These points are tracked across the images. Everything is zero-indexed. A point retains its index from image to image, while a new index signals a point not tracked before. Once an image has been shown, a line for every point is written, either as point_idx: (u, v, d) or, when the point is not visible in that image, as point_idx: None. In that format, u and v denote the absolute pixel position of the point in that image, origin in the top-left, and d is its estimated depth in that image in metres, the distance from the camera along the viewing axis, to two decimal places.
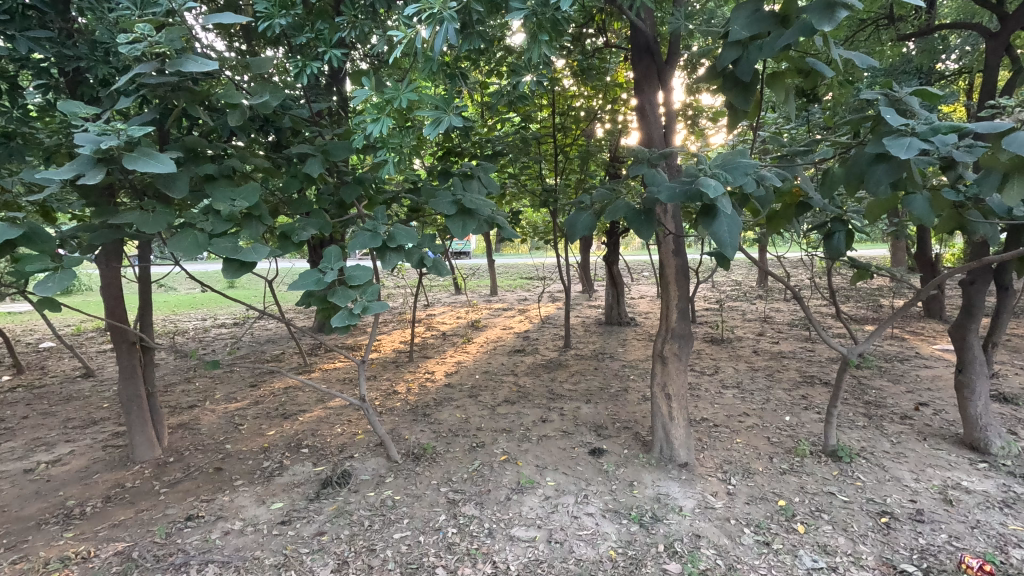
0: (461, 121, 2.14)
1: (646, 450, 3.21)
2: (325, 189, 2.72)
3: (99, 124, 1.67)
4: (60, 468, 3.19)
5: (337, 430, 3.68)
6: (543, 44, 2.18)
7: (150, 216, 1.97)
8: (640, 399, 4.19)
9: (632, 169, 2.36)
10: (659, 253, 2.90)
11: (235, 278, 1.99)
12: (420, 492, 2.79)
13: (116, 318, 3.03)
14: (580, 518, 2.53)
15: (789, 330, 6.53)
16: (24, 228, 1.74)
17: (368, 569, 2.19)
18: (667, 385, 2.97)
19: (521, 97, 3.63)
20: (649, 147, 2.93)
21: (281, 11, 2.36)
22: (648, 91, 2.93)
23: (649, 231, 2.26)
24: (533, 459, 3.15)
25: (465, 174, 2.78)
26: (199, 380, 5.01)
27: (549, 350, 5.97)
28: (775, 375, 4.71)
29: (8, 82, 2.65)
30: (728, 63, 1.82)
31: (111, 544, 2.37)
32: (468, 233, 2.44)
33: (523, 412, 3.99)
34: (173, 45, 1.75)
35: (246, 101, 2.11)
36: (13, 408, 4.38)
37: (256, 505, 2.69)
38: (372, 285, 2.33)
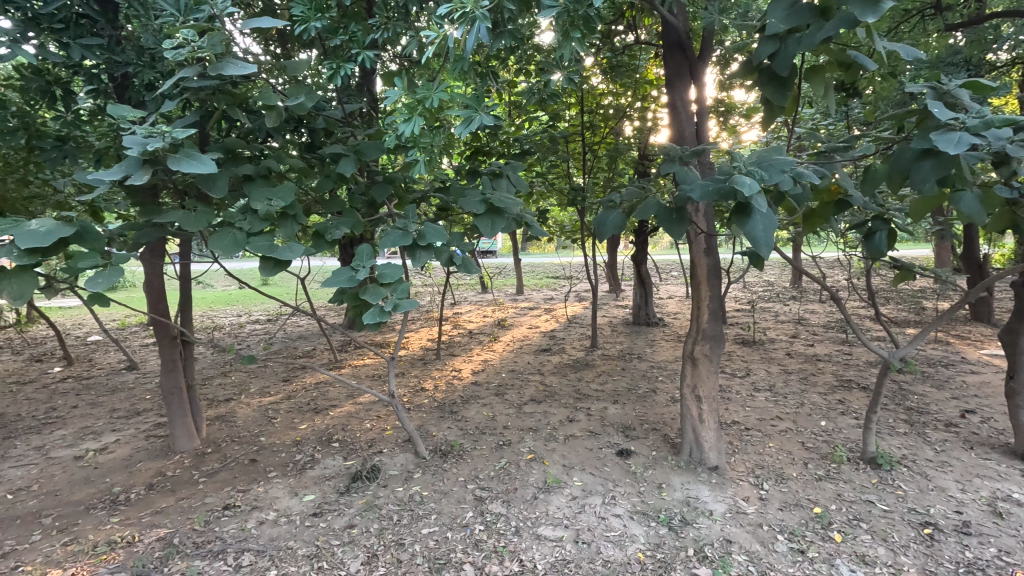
0: (491, 119, 2.15)
1: (674, 452, 3.16)
2: (356, 188, 2.78)
3: (145, 126, 1.74)
4: (107, 456, 3.34)
5: (366, 425, 3.75)
6: (574, 42, 2.17)
7: (192, 215, 2.04)
8: (669, 400, 4.13)
9: (663, 167, 2.33)
10: (690, 252, 2.85)
11: (272, 275, 2.06)
12: (448, 489, 2.82)
13: (159, 313, 3.16)
14: (608, 519, 2.51)
15: (824, 332, 6.32)
16: (76, 227, 1.78)
17: (397, 562, 2.22)
18: (698, 387, 2.92)
19: (551, 96, 3.62)
20: (681, 144, 2.88)
21: (317, 14, 2.43)
22: (680, 88, 2.88)
23: (681, 231, 2.23)
24: (560, 459, 3.14)
25: (494, 173, 2.79)
26: (235, 374, 5.18)
27: (576, 350, 5.93)
28: (810, 379, 4.57)
29: (62, 88, 2.78)
30: (765, 57, 1.76)
31: (153, 530, 2.47)
32: (496, 232, 2.44)
33: (549, 411, 3.99)
34: (216, 49, 1.81)
35: (282, 103, 2.17)
36: (64, 398, 4.62)
37: (289, 497, 2.76)
38: (402, 284, 2.36)
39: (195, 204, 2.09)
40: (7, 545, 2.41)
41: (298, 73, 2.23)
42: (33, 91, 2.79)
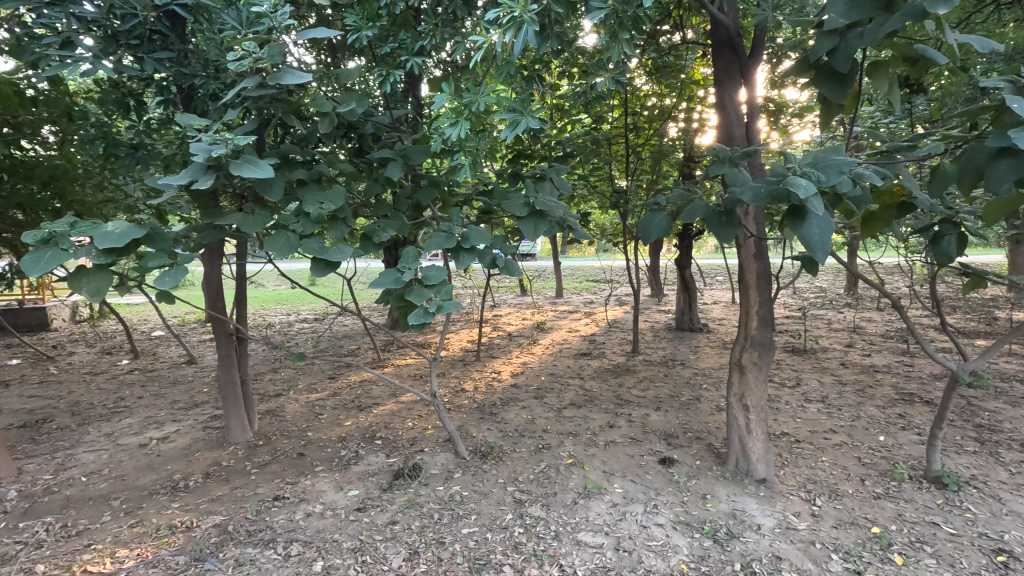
0: (537, 123, 2.17)
1: (720, 462, 3.07)
2: (402, 192, 2.85)
3: (210, 134, 1.84)
4: (168, 445, 3.55)
5: (408, 423, 3.83)
6: (622, 44, 2.16)
7: (250, 218, 2.15)
8: (714, 409, 4.00)
9: (711, 169, 2.27)
10: (739, 256, 2.75)
11: (323, 276, 2.14)
12: (488, 490, 2.83)
13: (216, 310, 3.34)
14: (650, 528, 2.46)
15: (883, 342, 5.98)
16: (147, 228, 1.90)
17: (438, 561, 2.25)
18: (746, 396, 2.82)
19: (595, 98, 3.60)
20: (729, 145, 2.80)
21: (369, 23, 2.51)
22: (729, 88, 2.80)
23: (730, 234, 2.17)
24: (600, 465, 3.10)
25: (537, 176, 2.80)
26: (284, 370, 5.40)
27: (616, 354, 5.85)
28: (867, 391, 4.33)
29: (135, 99, 2.99)
30: (823, 54, 1.69)
31: (210, 516, 2.60)
32: (539, 235, 2.45)
33: (589, 416, 3.95)
34: (275, 60, 1.91)
35: (335, 110, 2.26)
36: (130, 389, 4.93)
37: (335, 491, 2.85)
38: (446, 285, 2.39)
39: (253, 207, 2.19)
40: (81, 524, 2.60)
41: (350, 81, 2.31)
42: (110, 103, 3.00)
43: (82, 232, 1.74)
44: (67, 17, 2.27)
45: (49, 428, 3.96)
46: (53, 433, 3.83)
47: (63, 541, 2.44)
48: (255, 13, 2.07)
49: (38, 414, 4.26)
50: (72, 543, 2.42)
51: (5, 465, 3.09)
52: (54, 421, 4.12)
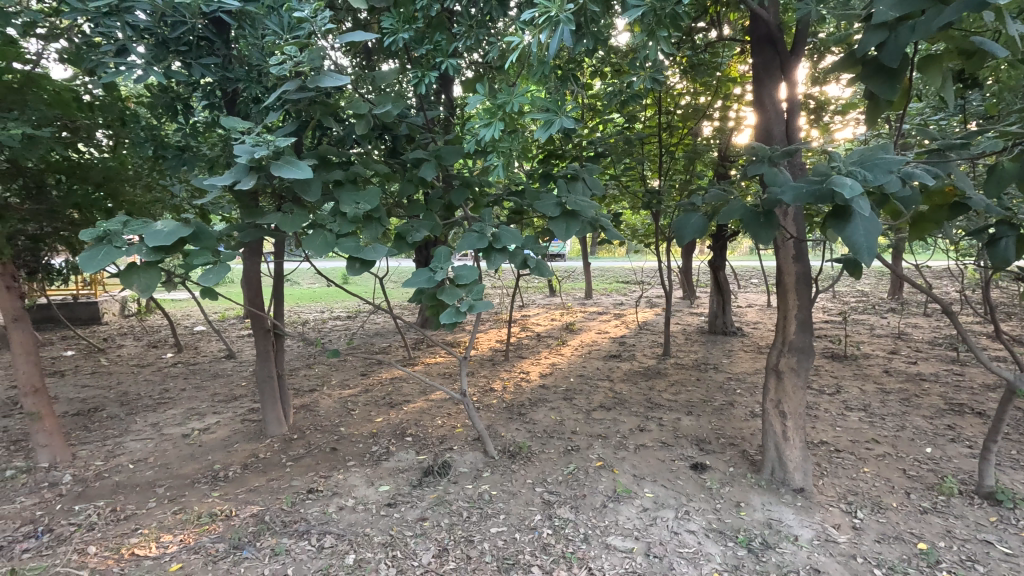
0: (572, 122, 2.16)
1: (755, 469, 2.99)
2: (435, 192, 2.88)
3: (253, 136, 1.90)
4: (209, 436, 3.68)
5: (438, 421, 3.87)
6: (660, 41, 2.14)
7: (289, 217, 2.21)
8: (748, 415, 3.90)
9: (749, 169, 2.21)
10: (777, 258, 2.67)
11: (358, 275, 2.18)
12: (516, 490, 2.83)
13: (255, 307, 3.45)
14: (681, 534, 2.42)
15: (930, 349, 5.71)
16: (193, 228, 1.97)
17: (467, 559, 2.26)
18: (784, 403, 2.73)
19: (630, 97, 3.56)
20: (768, 144, 2.72)
21: (405, 26, 2.55)
22: (769, 85, 2.72)
23: (769, 236, 2.11)
24: (630, 468, 3.06)
25: (569, 176, 2.78)
26: (318, 366, 5.53)
27: (647, 357, 5.76)
28: (913, 400, 4.14)
29: (183, 103, 3.11)
30: (871, 48, 1.62)
31: (248, 506, 2.69)
32: (571, 235, 2.43)
33: (619, 419, 3.91)
34: (315, 63, 1.96)
35: (371, 112, 2.30)
36: (174, 381, 5.15)
37: (366, 486, 2.90)
38: (477, 285, 2.40)
39: (292, 207, 2.26)
40: (128, 509, 2.72)
41: (386, 83, 2.35)
42: (159, 107, 3.14)
43: (133, 231, 1.82)
44: (122, 26, 2.38)
45: (100, 416, 4.17)
46: (104, 422, 4.03)
47: (113, 525, 2.56)
48: (296, 19, 2.13)
49: (90, 403, 4.49)
50: (120, 527, 2.53)
51: (61, 450, 3.26)
52: (104, 410, 4.33)
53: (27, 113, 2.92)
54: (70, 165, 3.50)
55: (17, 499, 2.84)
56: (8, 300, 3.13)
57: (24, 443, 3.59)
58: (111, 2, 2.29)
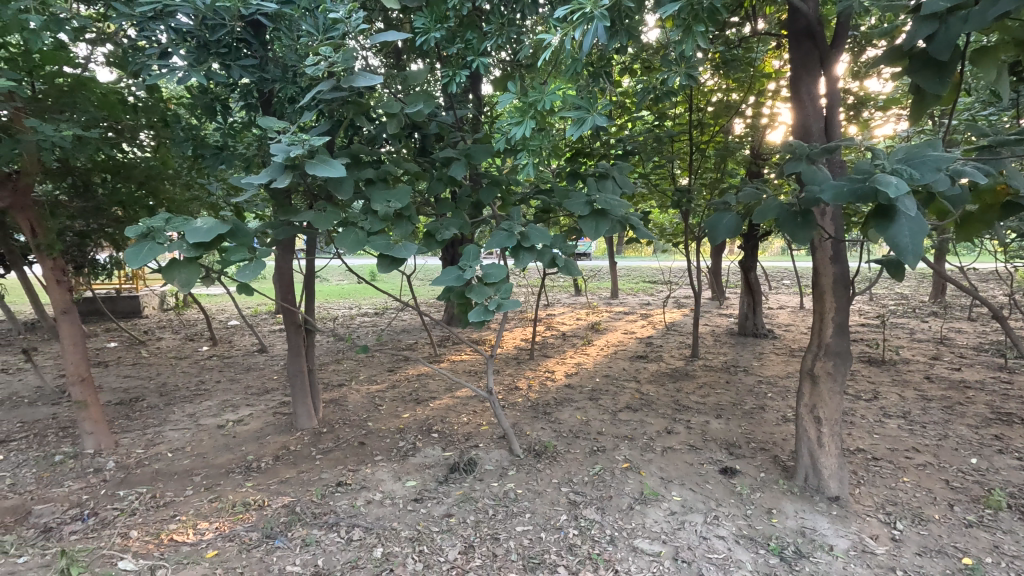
0: (605, 120, 2.13)
1: (787, 475, 2.91)
2: (464, 191, 2.89)
3: (288, 136, 1.94)
4: (243, 427, 3.79)
5: (463, 418, 3.89)
6: (697, 36, 2.09)
7: (323, 215, 2.25)
8: (780, 420, 3.79)
9: (786, 167, 2.15)
10: (813, 259, 2.59)
11: (388, 272, 2.21)
12: (542, 489, 2.83)
13: (288, 302, 3.54)
14: (710, 539, 2.37)
15: (975, 355, 5.46)
16: (231, 225, 2.02)
17: (493, 556, 2.27)
18: (818, 408, 2.65)
19: (663, 95, 3.50)
20: (806, 141, 2.64)
21: (437, 25, 2.56)
22: (807, 80, 2.64)
23: (806, 236, 2.06)
24: (657, 471, 3.02)
25: (599, 175, 2.75)
26: (347, 361, 5.63)
27: (674, 358, 5.68)
28: (956, 408, 3.96)
29: (222, 104, 3.20)
30: (920, 41, 1.55)
31: (279, 497, 2.76)
32: (601, 234, 2.40)
33: (645, 420, 3.86)
34: (349, 64, 1.99)
35: (402, 111, 2.33)
36: (209, 373, 5.32)
37: (393, 481, 2.94)
38: (506, 283, 2.40)
39: (325, 206, 2.30)
40: (167, 495, 2.83)
41: (418, 82, 2.37)
42: (199, 107, 3.23)
43: (175, 227, 1.88)
44: (165, 29, 2.47)
45: (141, 406, 4.34)
46: (144, 411, 4.20)
47: (153, 511, 2.66)
48: (330, 20, 2.17)
49: (131, 393, 4.68)
50: (160, 513, 2.63)
51: (105, 438, 3.41)
52: (144, 400, 4.50)
53: (76, 115, 3.05)
54: (115, 164, 3.65)
55: (66, 482, 2.98)
56: (57, 294, 3.28)
57: (71, 430, 3.77)
58: (156, 7, 2.38)
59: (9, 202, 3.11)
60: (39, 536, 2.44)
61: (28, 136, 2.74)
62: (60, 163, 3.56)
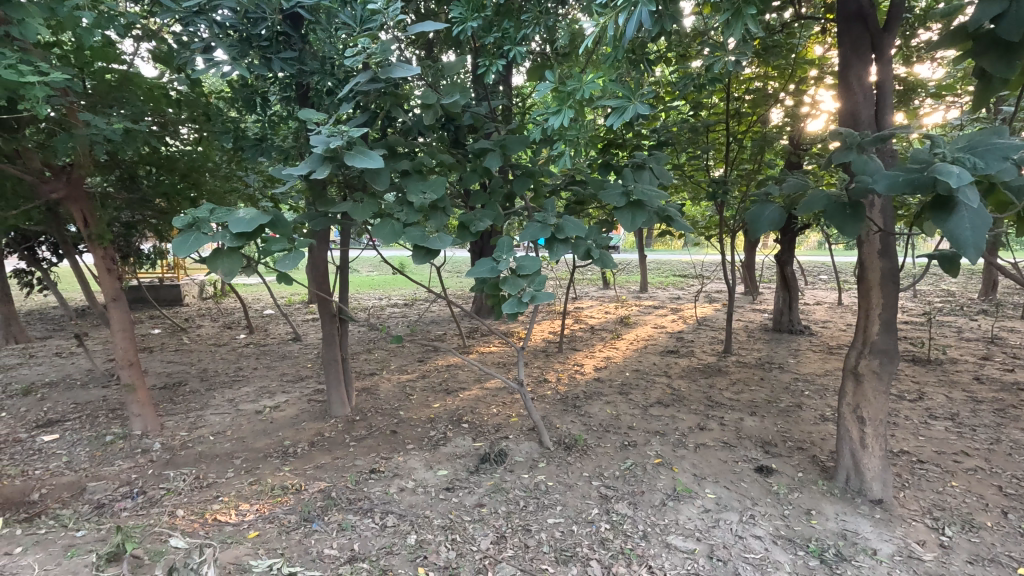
0: (646, 108, 2.10)
1: (826, 476, 2.83)
2: (498, 182, 2.88)
3: (328, 127, 1.96)
4: (280, 413, 3.89)
5: (493, 410, 3.91)
6: (746, 19, 2.07)
7: (360, 206, 2.27)
8: (818, 419, 3.68)
9: (835, 157, 2.06)
10: (860, 253, 2.48)
11: (423, 263, 2.23)
12: (573, 482, 2.82)
13: (323, 292, 3.61)
14: (747, 539, 2.33)
15: None
16: (271, 216, 2.05)
17: (525, 547, 2.28)
18: (862, 408, 2.56)
19: (708, 82, 3.34)
20: (854, 128, 2.50)
21: (474, 15, 2.54)
22: (856, 64, 2.50)
23: (856, 229, 1.97)
24: (690, 467, 2.98)
25: (636, 165, 2.70)
26: (378, 351, 5.73)
27: (707, 354, 5.57)
28: (1010, 411, 3.77)
29: (261, 96, 3.27)
30: (985, 22, 1.45)
31: (316, 482, 2.83)
32: (637, 226, 2.35)
33: (677, 416, 3.81)
34: (387, 54, 2.00)
35: (439, 101, 2.34)
36: (247, 360, 5.48)
37: (425, 469, 2.98)
38: (539, 275, 2.37)
39: (362, 197, 2.33)
40: (210, 477, 2.94)
41: (454, 74, 2.36)
42: (240, 100, 3.31)
43: (218, 218, 1.93)
44: (209, 24, 2.53)
45: (184, 390, 4.51)
46: (187, 395, 4.36)
47: (197, 491, 2.77)
48: (368, 11, 2.18)
49: (175, 378, 4.87)
50: (204, 493, 2.73)
51: (151, 420, 3.55)
52: (187, 384, 4.68)
53: (125, 109, 3.16)
54: (160, 157, 3.78)
55: (116, 462, 3.13)
56: (107, 281, 3.41)
57: (120, 411, 3.95)
58: (200, 2, 2.45)
59: (64, 193, 3.25)
60: (93, 511, 2.57)
61: (82, 130, 2.86)
62: (109, 156, 3.70)
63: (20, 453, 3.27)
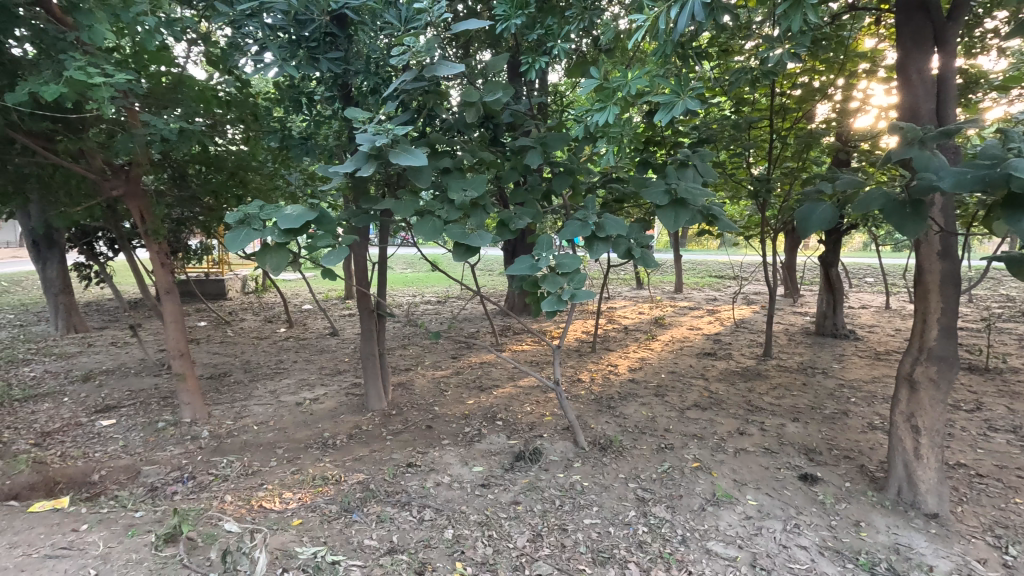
0: (695, 104, 2.06)
1: (876, 487, 2.71)
2: (538, 180, 2.86)
3: (373, 125, 1.99)
4: (319, 406, 3.99)
5: (526, 408, 3.90)
6: (803, 10, 2.01)
7: (403, 203, 2.30)
8: (866, 427, 3.53)
9: (895, 153, 1.96)
10: (918, 255, 2.37)
11: (463, 260, 2.24)
12: (608, 483, 2.79)
13: (361, 288, 3.68)
14: (792, 549, 2.25)
15: None
16: (317, 213, 2.09)
17: (562, 547, 2.27)
18: (917, 417, 2.43)
19: (759, 78, 3.20)
20: (913, 123, 2.37)
21: (517, 11, 2.53)
22: (918, 56, 2.37)
23: (916, 228, 1.87)
24: (730, 473, 2.90)
25: (679, 163, 2.64)
26: (412, 347, 5.80)
27: (745, 357, 5.42)
28: None
29: (306, 96, 3.35)
30: None
31: (354, 474, 2.89)
32: (680, 225, 2.29)
33: (715, 420, 3.72)
34: (431, 53, 2.02)
35: (482, 99, 2.34)
36: (287, 353, 5.65)
37: (460, 465, 3.00)
38: (579, 274, 2.34)
39: (404, 194, 2.35)
40: (255, 464, 3.04)
41: (497, 71, 2.36)
42: (287, 100, 3.40)
43: (268, 214, 1.99)
44: (260, 26, 2.62)
45: (228, 380, 4.69)
46: (232, 386, 4.53)
47: (244, 478, 2.87)
48: (414, 11, 2.21)
49: (220, 368, 5.06)
50: (250, 480, 2.83)
51: (200, 408, 3.70)
52: (231, 375, 4.86)
53: (179, 109, 3.29)
54: (209, 157, 3.93)
55: (168, 447, 3.28)
56: (161, 275, 3.57)
57: (170, 399, 4.13)
58: (252, 5, 2.53)
59: (123, 191, 3.42)
60: (147, 493, 2.70)
61: (141, 131, 3.00)
62: (163, 155, 3.87)
63: (82, 435, 3.47)
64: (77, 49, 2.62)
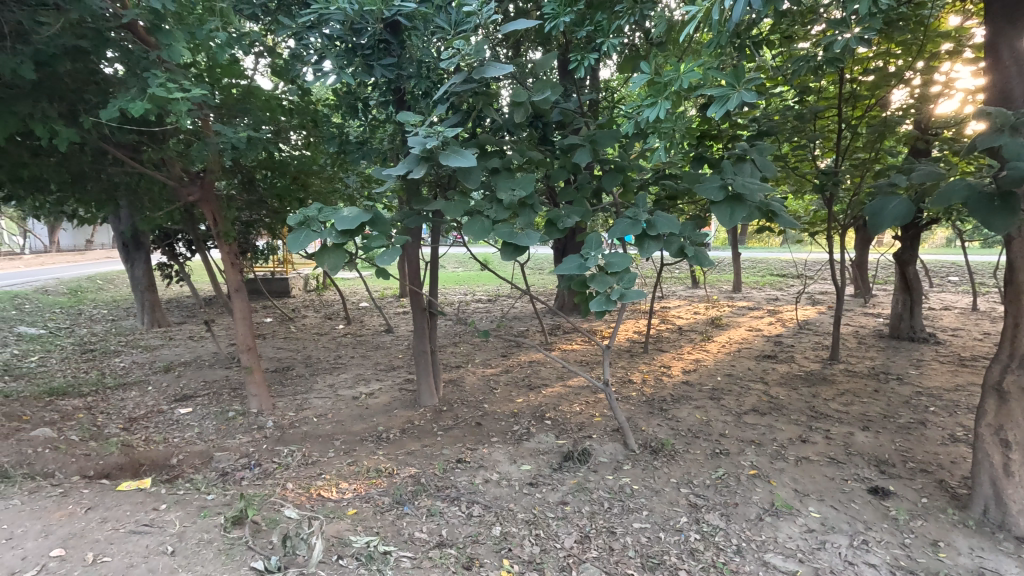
0: (753, 96, 1.96)
1: (958, 504, 2.49)
2: (587, 179, 2.82)
3: (424, 128, 2.03)
4: (374, 400, 4.13)
5: (576, 408, 3.88)
6: None
7: (453, 203, 2.33)
8: (947, 439, 3.25)
9: (982, 141, 1.79)
10: (1009, 254, 2.16)
11: (510, 259, 2.24)
12: (659, 488, 2.72)
13: (414, 287, 3.78)
14: (858, 566, 2.12)
15: None
16: (371, 214, 2.17)
17: (609, 549, 2.24)
18: (1006, 430, 2.22)
19: (824, 66, 3.02)
20: (1003, 106, 2.16)
21: (566, 8, 2.53)
22: (1010, 34, 2.16)
23: (1006, 223, 1.70)
24: (791, 482, 2.75)
25: (737, 158, 2.53)
26: (463, 345, 5.90)
27: (809, 360, 5.12)
28: None
29: (362, 102, 3.48)
30: None
31: (406, 467, 2.98)
32: (736, 221, 2.18)
33: (775, 426, 3.54)
34: (480, 55, 2.05)
35: (530, 98, 2.34)
36: (345, 349, 5.89)
37: (509, 463, 3.03)
38: (629, 273, 2.29)
39: (454, 195, 2.39)
40: (314, 455, 3.20)
41: (545, 70, 2.35)
42: (344, 106, 3.54)
43: (326, 216, 2.09)
44: (320, 36, 2.78)
45: (292, 374, 4.96)
46: (295, 379, 4.79)
47: (305, 467, 3.03)
48: (463, 14, 2.24)
49: (284, 362, 5.36)
50: (309, 470, 2.98)
51: (265, 399, 3.92)
52: (294, 369, 5.13)
53: (247, 118, 3.51)
54: (274, 163, 4.15)
55: (237, 435, 3.51)
56: (232, 275, 3.82)
57: (240, 390, 4.41)
58: (313, 18, 2.68)
59: (198, 197, 3.66)
60: (219, 478, 2.91)
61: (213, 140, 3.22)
62: (233, 163, 4.14)
63: (163, 422, 3.77)
64: (158, 67, 2.84)
